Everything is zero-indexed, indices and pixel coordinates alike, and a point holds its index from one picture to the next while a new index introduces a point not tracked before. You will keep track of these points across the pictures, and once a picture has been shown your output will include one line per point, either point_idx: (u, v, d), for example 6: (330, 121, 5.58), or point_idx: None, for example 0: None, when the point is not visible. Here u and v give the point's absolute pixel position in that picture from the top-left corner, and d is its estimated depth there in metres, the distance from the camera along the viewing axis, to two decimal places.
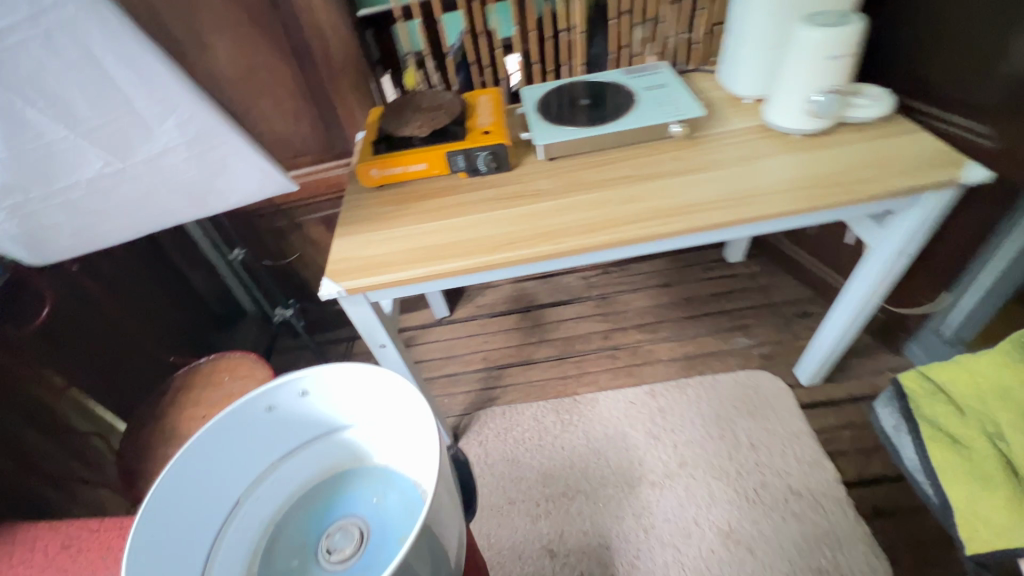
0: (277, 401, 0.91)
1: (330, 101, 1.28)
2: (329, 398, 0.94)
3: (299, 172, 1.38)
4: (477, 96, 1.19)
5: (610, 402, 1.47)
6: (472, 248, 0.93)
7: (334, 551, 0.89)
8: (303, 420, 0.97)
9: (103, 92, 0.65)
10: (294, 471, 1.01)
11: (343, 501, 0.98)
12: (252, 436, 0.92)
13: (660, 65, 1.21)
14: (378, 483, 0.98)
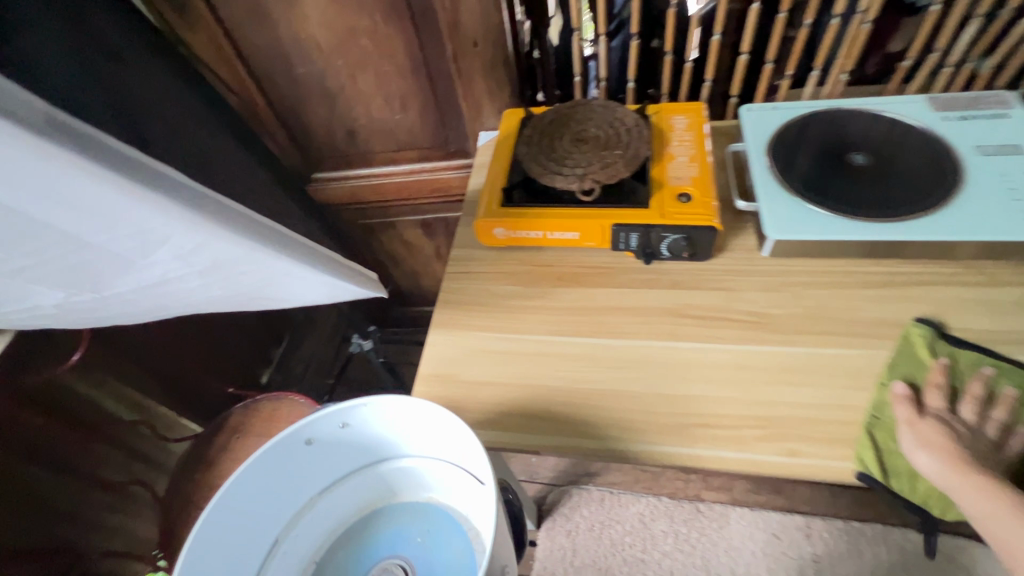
0: (314, 437, 0.58)
1: (451, 86, 0.90)
2: (384, 429, 0.60)
3: (399, 170, 1.06)
4: (672, 118, 0.76)
5: (745, 528, 1.12)
6: (636, 417, 0.58)
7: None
8: (341, 457, 0.62)
9: (42, 232, 0.43)
10: (332, 507, 0.65)
11: (376, 543, 0.66)
12: (276, 483, 0.58)
13: (1006, 102, 0.70)
14: (424, 521, 0.66)
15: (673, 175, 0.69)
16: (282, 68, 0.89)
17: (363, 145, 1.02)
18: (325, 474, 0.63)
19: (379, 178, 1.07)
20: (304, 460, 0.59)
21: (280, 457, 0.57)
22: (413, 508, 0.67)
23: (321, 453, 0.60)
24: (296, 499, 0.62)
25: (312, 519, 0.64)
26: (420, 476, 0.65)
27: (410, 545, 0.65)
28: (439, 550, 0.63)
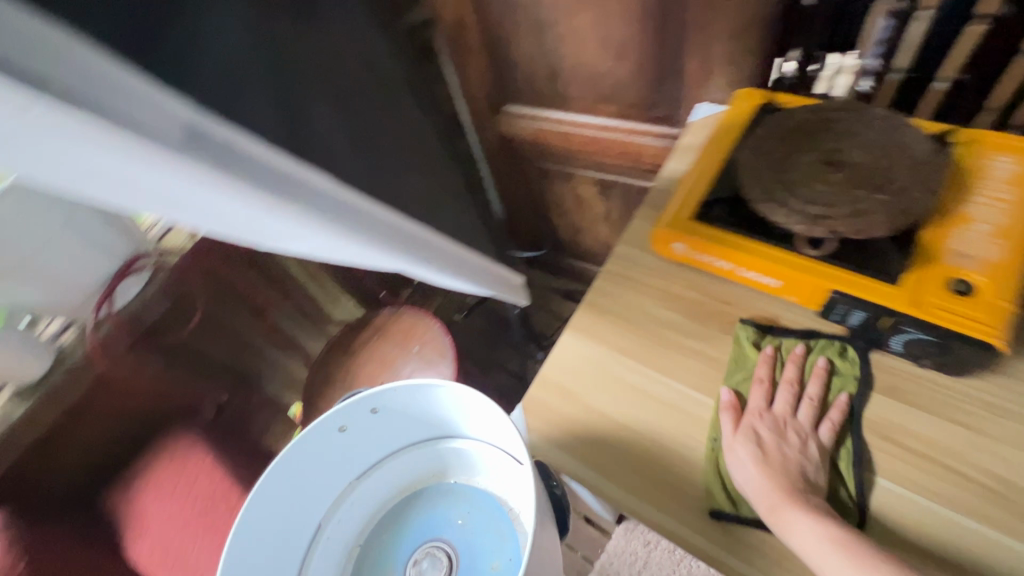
0: (348, 420, 0.62)
1: (682, 44, 0.75)
2: (410, 411, 0.64)
3: (594, 121, 0.95)
4: (992, 156, 0.52)
5: None
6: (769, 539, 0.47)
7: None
8: (380, 432, 0.67)
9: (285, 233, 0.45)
10: (376, 487, 0.72)
11: (422, 523, 0.73)
12: (319, 465, 0.64)
13: None
14: (466, 504, 0.72)
15: (957, 248, 0.48)
16: None
17: (563, 88, 0.93)
18: (363, 453, 0.68)
19: (569, 126, 0.98)
20: (339, 441, 0.64)
21: (317, 444, 0.61)
22: (452, 485, 0.73)
23: (355, 435, 0.65)
24: (339, 482, 0.69)
25: (355, 497, 0.72)
26: (456, 457, 0.71)
27: (450, 526, 0.72)
28: (482, 529, 0.69)
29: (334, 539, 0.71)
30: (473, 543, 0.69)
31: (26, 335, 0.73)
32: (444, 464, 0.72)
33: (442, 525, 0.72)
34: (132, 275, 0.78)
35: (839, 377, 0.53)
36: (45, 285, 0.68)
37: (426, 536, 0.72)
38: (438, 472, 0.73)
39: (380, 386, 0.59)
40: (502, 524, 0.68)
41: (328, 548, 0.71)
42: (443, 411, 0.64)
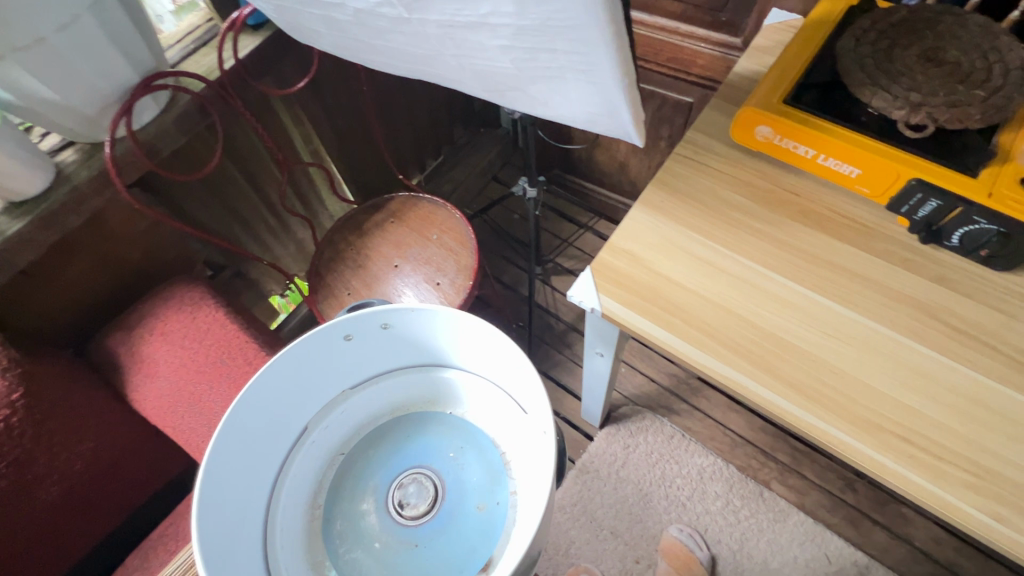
0: (357, 329, 0.63)
1: None
2: (419, 335, 0.67)
3: (650, 20, 0.94)
4: None
5: (799, 535, 1.09)
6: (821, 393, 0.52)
7: (403, 508, 0.69)
8: (381, 347, 0.69)
9: (548, 24, 0.33)
10: (359, 408, 0.74)
11: (413, 450, 0.74)
12: (319, 370, 0.66)
13: None
14: (458, 440, 0.74)
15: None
16: None
17: None
18: (371, 360, 0.70)
19: None
20: (346, 350, 0.66)
21: (326, 347, 0.63)
22: (450, 417, 0.75)
23: (360, 345, 0.66)
24: (333, 388, 0.70)
25: (349, 409, 0.72)
26: (458, 390, 0.74)
27: (442, 454, 0.73)
28: (472, 463, 0.72)
29: (318, 442, 0.71)
30: (462, 474, 0.72)
31: (24, 139, 0.63)
32: (441, 402, 0.76)
33: (432, 456, 0.73)
34: (150, 94, 0.68)
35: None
36: (57, 80, 0.58)
37: (414, 462, 0.73)
38: (432, 404, 0.76)
39: (399, 306, 0.61)
40: (494, 470, 0.71)
41: (312, 453, 0.70)
42: (449, 340, 0.67)
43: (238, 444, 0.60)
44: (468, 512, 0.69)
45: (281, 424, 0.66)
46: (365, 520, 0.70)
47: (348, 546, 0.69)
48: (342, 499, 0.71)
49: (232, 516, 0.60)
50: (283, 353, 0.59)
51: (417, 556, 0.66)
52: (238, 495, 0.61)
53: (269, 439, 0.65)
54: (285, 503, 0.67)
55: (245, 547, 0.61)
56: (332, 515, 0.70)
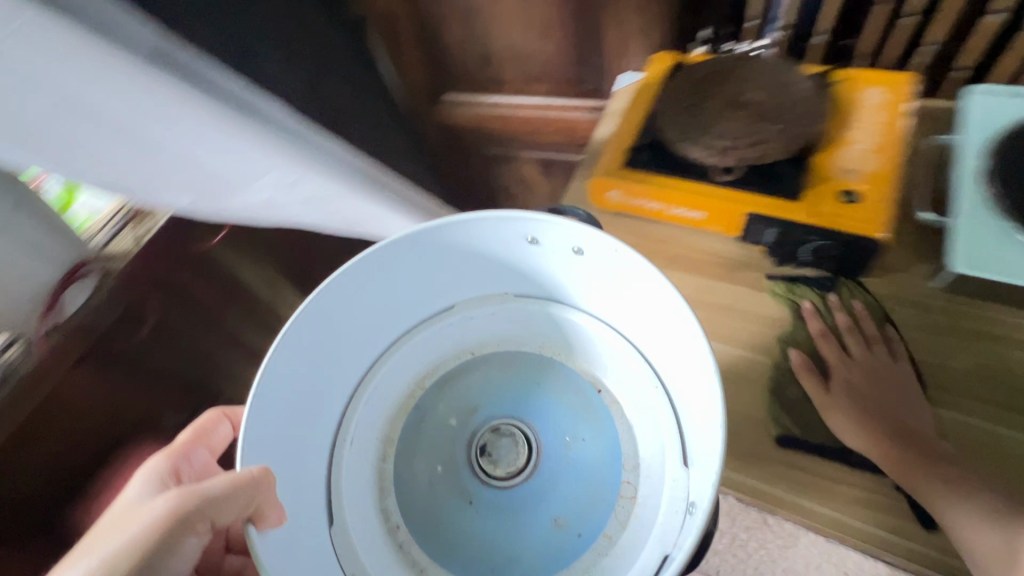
0: (550, 240, 0.50)
1: (600, 17, 0.81)
2: (618, 292, 0.52)
3: (530, 102, 1.01)
4: (865, 89, 0.61)
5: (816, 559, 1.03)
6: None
7: (485, 465, 0.57)
8: (562, 274, 0.54)
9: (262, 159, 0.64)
10: (500, 319, 0.60)
11: (529, 409, 0.59)
12: (486, 254, 0.54)
13: None
14: (585, 433, 0.57)
15: (842, 167, 0.57)
16: None
17: (496, 71, 0.98)
18: (532, 280, 0.57)
19: (506, 110, 1.04)
20: (514, 253, 0.53)
21: (505, 241, 0.52)
22: (602, 398, 0.58)
23: (535, 258, 0.53)
24: (490, 281, 0.58)
25: (499, 315, 0.59)
26: (613, 363, 0.57)
27: (573, 430, 0.58)
28: (583, 479, 0.56)
29: (453, 330, 0.60)
30: (571, 469, 0.56)
31: None
32: (597, 359, 0.58)
33: (546, 428, 0.58)
34: (77, 282, 0.83)
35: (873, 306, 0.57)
36: None
37: (526, 422, 0.58)
38: (584, 363, 0.59)
39: (574, 222, 0.47)
40: (605, 493, 0.54)
41: (441, 336, 0.59)
42: (620, 289, 0.52)
43: (356, 287, 0.51)
44: (542, 519, 0.55)
45: (407, 299, 0.56)
46: (439, 440, 0.59)
47: (416, 453, 0.58)
48: (442, 404, 0.60)
49: (330, 367, 0.53)
50: (451, 224, 0.50)
51: (461, 516, 0.56)
52: (332, 355, 0.53)
53: (393, 312, 0.56)
54: (395, 364, 0.58)
55: (329, 376, 0.54)
56: (423, 407, 0.60)
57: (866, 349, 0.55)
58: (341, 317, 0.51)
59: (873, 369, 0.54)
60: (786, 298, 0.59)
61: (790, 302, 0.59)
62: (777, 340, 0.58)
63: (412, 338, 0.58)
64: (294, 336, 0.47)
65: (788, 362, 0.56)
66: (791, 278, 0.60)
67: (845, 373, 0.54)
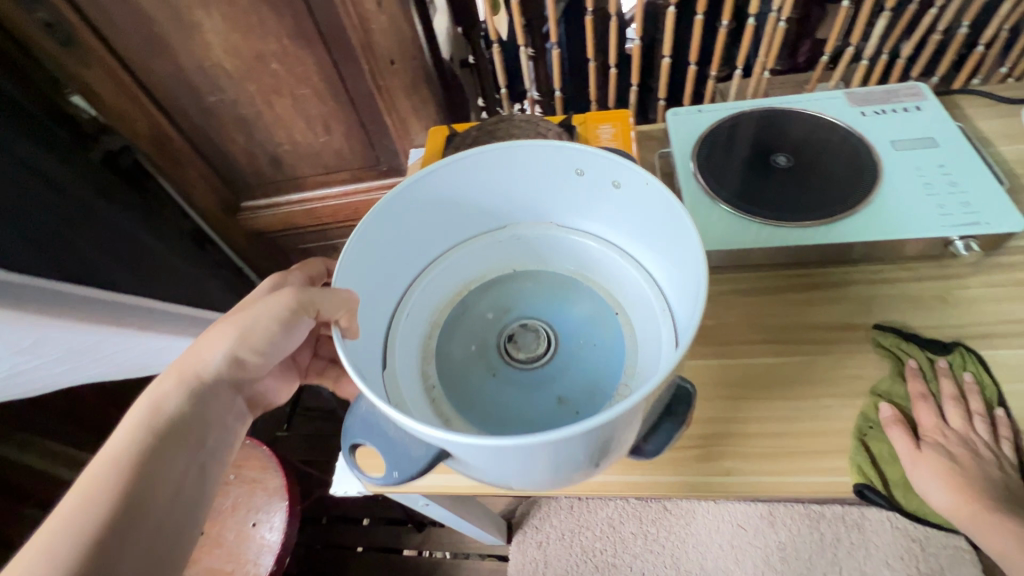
0: (592, 171, 0.50)
1: (373, 105, 0.88)
2: (650, 222, 0.50)
3: (333, 191, 1.03)
4: (598, 128, 0.76)
5: (713, 521, 1.14)
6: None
7: (509, 356, 0.55)
8: (606, 211, 0.54)
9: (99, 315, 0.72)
10: (543, 249, 0.59)
11: (556, 318, 0.57)
12: (538, 182, 0.54)
13: (917, 87, 0.71)
14: (598, 339, 0.55)
15: None
16: (192, 98, 0.85)
17: (291, 170, 0.99)
18: (576, 209, 0.56)
19: (312, 203, 1.04)
20: (568, 184, 0.53)
21: (552, 175, 0.53)
22: (618, 320, 0.55)
23: (583, 190, 0.53)
24: (542, 210, 0.57)
25: (543, 242, 0.59)
26: (622, 278, 0.56)
27: (591, 333, 0.55)
28: (592, 367, 0.53)
29: (499, 250, 0.60)
30: (586, 352, 0.54)
31: None
32: (605, 271, 0.57)
33: (567, 324, 0.57)
34: None
35: (988, 390, 0.53)
36: None
37: (552, 324, 0.57)
38: (593, 274, 0.58)
39: (620, 156, 0.46)
40: (603, 382, 0.52)
41: (487, 254, 0.59)
42: (638, 211, 0.51)
43: (424, 203, 0.52)
44: (545, 396, 0.53)
45: (470, 207, 0.56)
46: (473, 327, 0.58)
47: (457, 333, 0.57)
48: (484, 299, 0.59)
49: (391, 262, 0.53)
50: (499, 149, 0.50)
51: (485, 383, 0.54)
52: (406, 243, 0.53)
53: (454, 220, 0.56)
54: (443, 271, 0.58)
55: (389, 279, 0.53)
56: (467, 300, 0.59)
57: (1000, 447, 0.51)
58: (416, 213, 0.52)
59: (984, 462, 0.50)
60: (892, 350, 0.57)
61: (894, 357, 0.57)
62: (870, 393, 0.55)
63: (466, 245, 0.58)
64: (369, 241, 0.48)
65: (878, 415, 0.54)
66: (900, 331, 0.58)
67: (957, 447, 0.50)
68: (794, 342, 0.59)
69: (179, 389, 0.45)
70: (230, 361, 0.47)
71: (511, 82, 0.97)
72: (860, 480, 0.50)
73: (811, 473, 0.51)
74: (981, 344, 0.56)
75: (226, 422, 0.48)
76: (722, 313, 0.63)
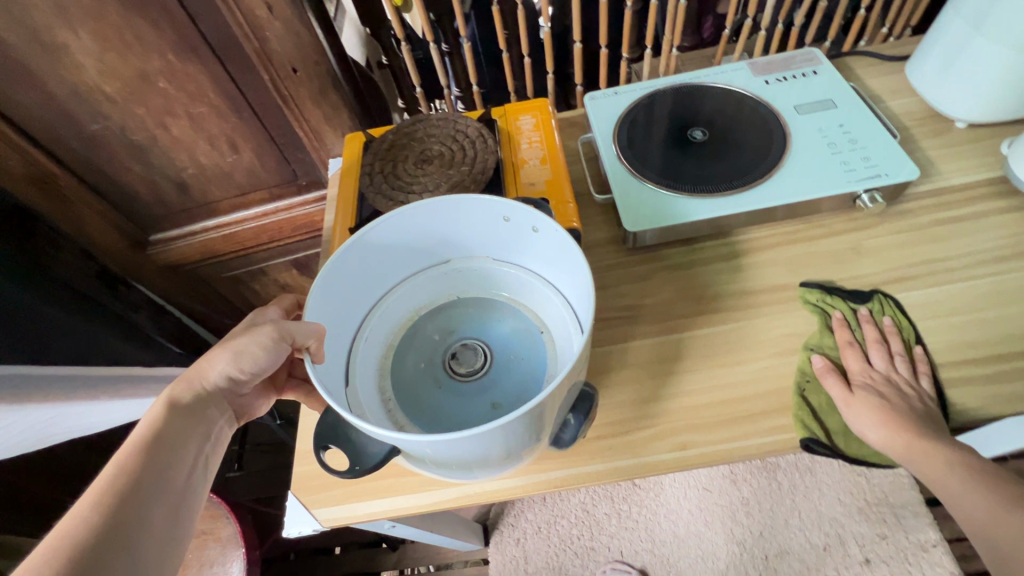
0: (516, 216, 0.49)
1: (281, 118, 0.82)
2: (566, 265, 0.50)
3: (252, 213, 0.96)
4: (519, 119, 0.74)
5: (680, 489, 1.17)
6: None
7: (451, 374, 0.54)
8: (531, 250, 0.53)
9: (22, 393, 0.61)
10: (480, 280, 0.58)
11: (492, 339, 0.56)
12: (469, 225, 0.53)
13: (812, 52, 0.75)
14: (525, 356, 0.53)
15: (527, 181, 0.67)
16: (72, 129, 0.77)
17: (200, 195, 0.92)
18: (507, 248, 0.55)
19: (230, 228, 0.97)
20: (496, 228, 0.53)
21: (482, 219, 0.52)
22: (543, 339, 0.54)
23: (511, 233, 0.52)
24: (477, 246, 0.56)
25: (478, 273, 0.57)
26: (545, 305, 0.54)
27: (517, 347, 0.54)
28: (520, 383, 0.52)
29: (445, 281, 0.58)
30: (515, 366, 0.53)
31: None
32: (532, 296, 0.55)
33: (500, 345, 0.55)
34: None
35: (906, 332, 0.57)
36: None
37: (488, 345, 0.55)
38: (522, 297, 0.56)
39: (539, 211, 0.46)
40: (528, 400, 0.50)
41: (434, 282, 0.57)
42: (557, 255, 0.50)
43: (371, 250, 0.50)
44: (481, 406, 0.51)
45: (413, 248, 0.54)
46: (419, 347, 0.56)
47: (406, 352, 0.55)
48: (433, 321, 0.57)
49: (345, 302, 0.51)
50: (442, 198, 0.50)
51: (433, 395, 0.52)
52: (357, 279, 0.51)
53: (402, 260, 0.54)
54: (393, 302, 0.56)
55: (343, 314, 0.51)
56: (415, 323, 0.57)
57: (920, 385, 0.53)
58: (362, 257, 0.50)
59: (908, 400, 0.52)
60: (817, 305, 0.60)
61: (820, 311, 0.60)
62: (804, 348, 0.58)
63: (415, 278, 0.56)
64: (323, 284, 0.47)
65: (812, 367, 0.56)
66: (826, 287, 0.61)
67: (880, 386, 0.53)
68: (730, 308, 0.61)
69: (185, 393, 0.46)
70: (228, 376, 0.47)
71: (426, 80, 0.94)
72: (805, 434, 0.52)
73: (760, 434, 0.53)
74: (893, 289, 0.60)
75: (223, 426, 0.48)
76: (663, 290, 0.64)
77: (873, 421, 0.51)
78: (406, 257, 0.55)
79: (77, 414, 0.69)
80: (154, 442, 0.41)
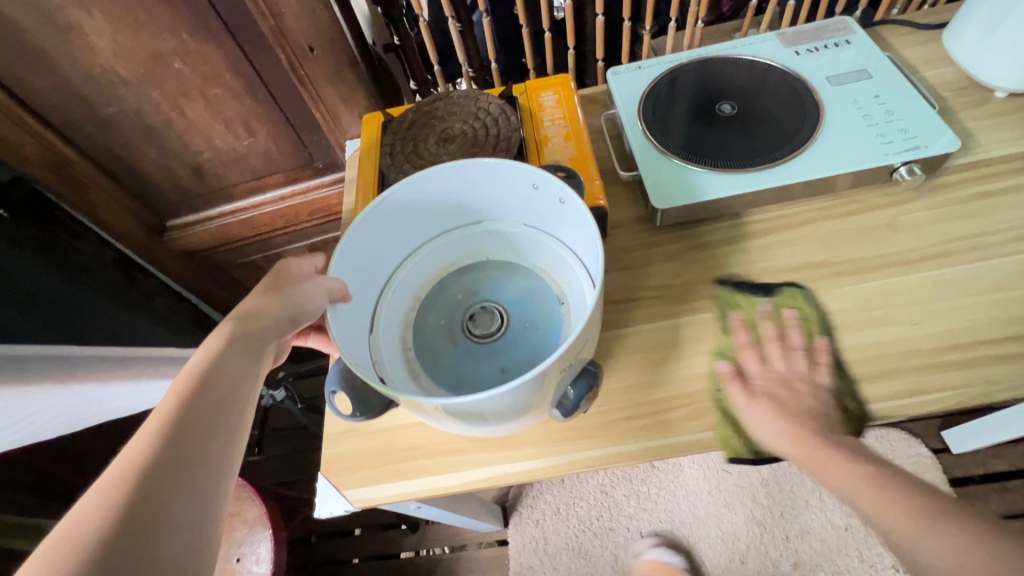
0: (544, 186, 0.48)
1: (296, 98, 0.81)
2: (590, 242, 0.48)
3: (268, 197, 0.95)
4: (540, 96, 0.73)
5: (699, 470, 1.17)
6: (538, 435, 0.55)
7: (466, 334, 0.54)
8: (557, 220, 0.51)
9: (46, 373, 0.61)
10: (507, 244, 0.56)
11: (512, 304, 0.55)
12: (500, 189, 0.52)
13: (843, 21, 0.72)
14: (540, 325, 0.53)
15: (550, 159, 0.65)
16: (87, 111, 0.76)
17: (216, 179, 0.91)
18: (535, 217, 0.53)
19: (246, 212, 0.96)
20: (525, 195, 0.51)
21: (513, 183, 0.50)
22: (560, 311, 0.52)
23: (539, 202, 0.51)
24: (506, 211, 0.54)
25: (505, 239, 0.56)
26: (568, 278, 0.53)
27: (535, 316, 0.53)
28: (533, 352, 0.51)
29: (474, 242, 0.57)
30: (531, 335, 0.52)
31: None
32: (557, 266, 0.54)
33: (522, 312, 0.54)
34: None
35: (807, 323, 0.56)
36: None
37: (507, 308, 0.55)
38: (547, 266, 0.55)
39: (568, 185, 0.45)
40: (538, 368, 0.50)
41: (463, 241, 0.57)
42: (582, 231, 0.48)
43: (404, 204, 0.50)
44: (490, 369, 0.51)
45: (444, 207, 0.53)
46: (440, 302, 0.56)
47: (429, 308, 0.56)
48: (458, 279, 0.57)
49: (374, 257, 0.51)
50: (478, 158, 0.48)
51: (445, 353, 0.53)
52: (389, 232, 0.51)
53: (433, 217, 0.54)
54: (421, 258, 0.55)
55: (372, 264, 0.51)
56: (442, 280, 0.57)
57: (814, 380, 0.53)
58: (395, 211, 0.50)
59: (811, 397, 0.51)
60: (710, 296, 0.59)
61: (857, 289, 0.58)
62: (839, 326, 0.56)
63: (445, 235, 0.56)
64: (353, 235, 0.47)
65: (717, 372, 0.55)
66: (862, 263, 0.59)
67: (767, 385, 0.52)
68: (759, 287, 0.60)
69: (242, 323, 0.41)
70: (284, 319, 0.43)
71: (442, 59, 0.92)
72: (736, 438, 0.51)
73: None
74: (929, 264, 0.58)
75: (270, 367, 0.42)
76: (689, 268, 0.63)
77: (777, 427, 0.49)
78: (437, 217, 0.54)
79: (111, 392, 0.70)
80: (206, 378, 0.36)
